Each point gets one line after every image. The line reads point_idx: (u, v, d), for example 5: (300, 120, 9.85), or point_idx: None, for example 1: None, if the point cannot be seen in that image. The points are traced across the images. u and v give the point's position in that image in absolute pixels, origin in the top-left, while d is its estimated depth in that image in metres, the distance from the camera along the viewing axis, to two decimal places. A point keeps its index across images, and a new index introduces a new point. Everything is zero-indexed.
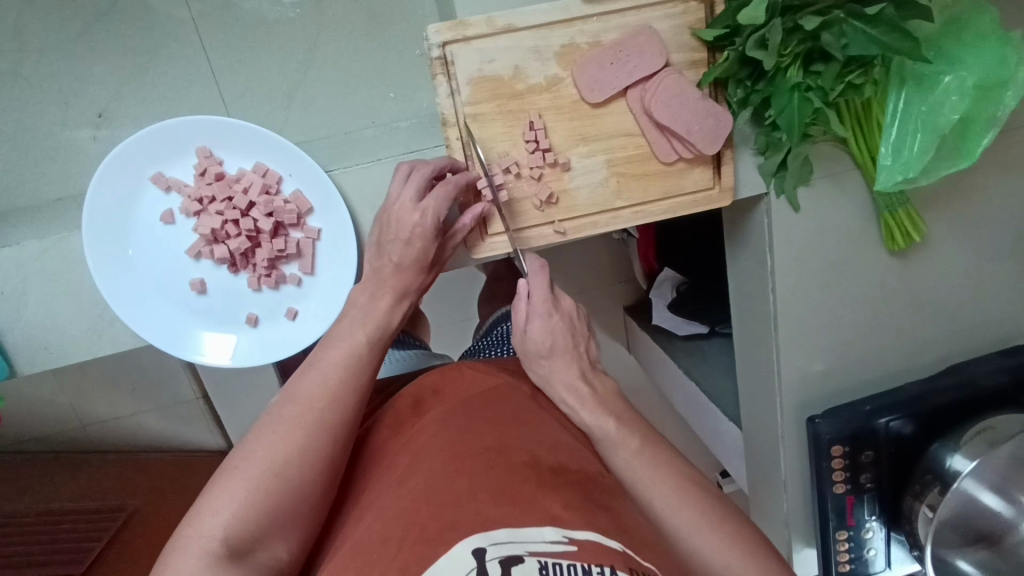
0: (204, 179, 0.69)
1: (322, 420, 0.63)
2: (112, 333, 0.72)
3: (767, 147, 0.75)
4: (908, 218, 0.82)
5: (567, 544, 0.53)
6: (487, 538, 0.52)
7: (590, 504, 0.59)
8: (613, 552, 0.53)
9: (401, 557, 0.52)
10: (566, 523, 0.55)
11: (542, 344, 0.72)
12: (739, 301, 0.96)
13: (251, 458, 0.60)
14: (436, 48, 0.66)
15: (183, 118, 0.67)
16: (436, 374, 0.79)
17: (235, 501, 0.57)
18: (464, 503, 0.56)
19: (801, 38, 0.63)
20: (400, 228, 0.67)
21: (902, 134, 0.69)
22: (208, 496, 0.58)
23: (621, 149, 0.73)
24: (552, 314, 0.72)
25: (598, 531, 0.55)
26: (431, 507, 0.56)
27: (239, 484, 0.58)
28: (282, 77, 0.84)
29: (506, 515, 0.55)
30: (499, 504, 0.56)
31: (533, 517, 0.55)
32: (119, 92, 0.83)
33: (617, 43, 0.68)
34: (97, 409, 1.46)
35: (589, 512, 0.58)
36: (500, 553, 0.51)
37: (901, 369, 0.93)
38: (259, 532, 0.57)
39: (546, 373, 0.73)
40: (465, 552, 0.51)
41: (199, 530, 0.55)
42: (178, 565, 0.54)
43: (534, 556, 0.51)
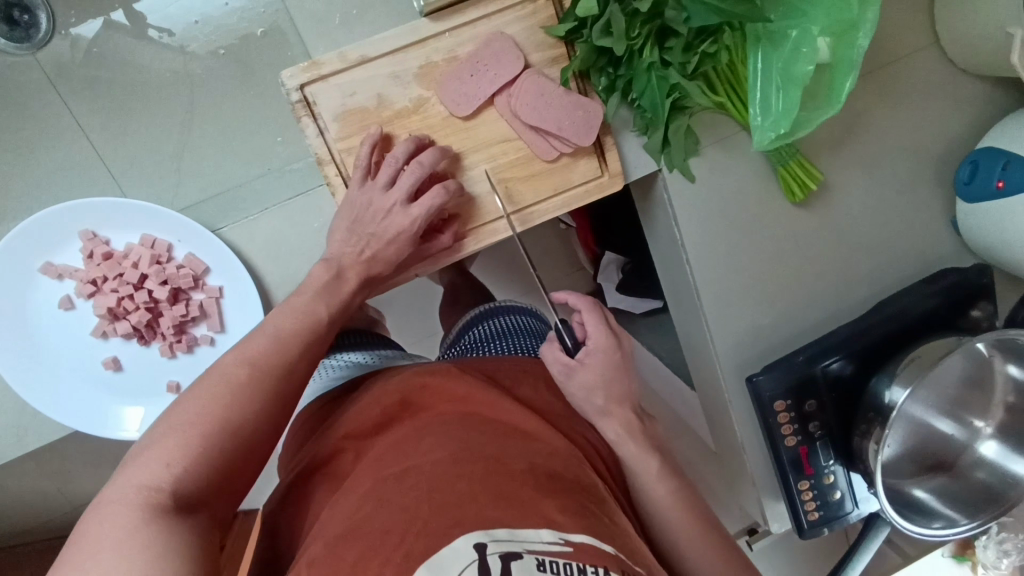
0: (93, 261, 0.69)
1: (267, 383, 0.60)
2: (37, 424, 0.72)
3: (647, 127, 0.76)
4: (802, 168, 0.83)
5: (563, 545, 0.51)
6: (488, 534, 0.50)
7: (586, 511, 0.58)
8: (608, 555, 0.52)
9: (402, 546, 0.49)
10: (563, 526, 0.54)
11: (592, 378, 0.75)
12: (667, 276, 0.97)
13: (195, 414, 0.56)
14: (295, 92, 0.67)
15: (59, 206, 0.67)
16: (423, 373, 0.77)
17: (182, 453, 0.53)
18: (465, 501, 0.54)
19: (644, 19, 0.64)
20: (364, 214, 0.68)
21: (768, 91, 0.70)
22: (147, 450, 0.53)
23: (502, 156, 0.73)
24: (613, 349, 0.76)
25: (594, 535, 0.54)
26: (432, 504, 0.53)
27: (189, 437, 0.54)
28: (167, 141, 0.84)
29: (507, 515, 0.53)
30: (499, 506, 0.54)
31: (531, 519, 0.53)
32: (8, 186, 0.82)
33: (473, 54, 0.69)
34: (83, 490, 1.46)
35: (585, 516, 0.57)
36: (500, 548, 0.49)
37: (834, 313, 0.94)
38: (202, 486, 0.53)
39: (596, 406, 0.76)
40: (467, 545, 0.49)
41: (141, 479, 0.50)
42: (112, 512, 0.47)
43: (531, 553, 0.50)
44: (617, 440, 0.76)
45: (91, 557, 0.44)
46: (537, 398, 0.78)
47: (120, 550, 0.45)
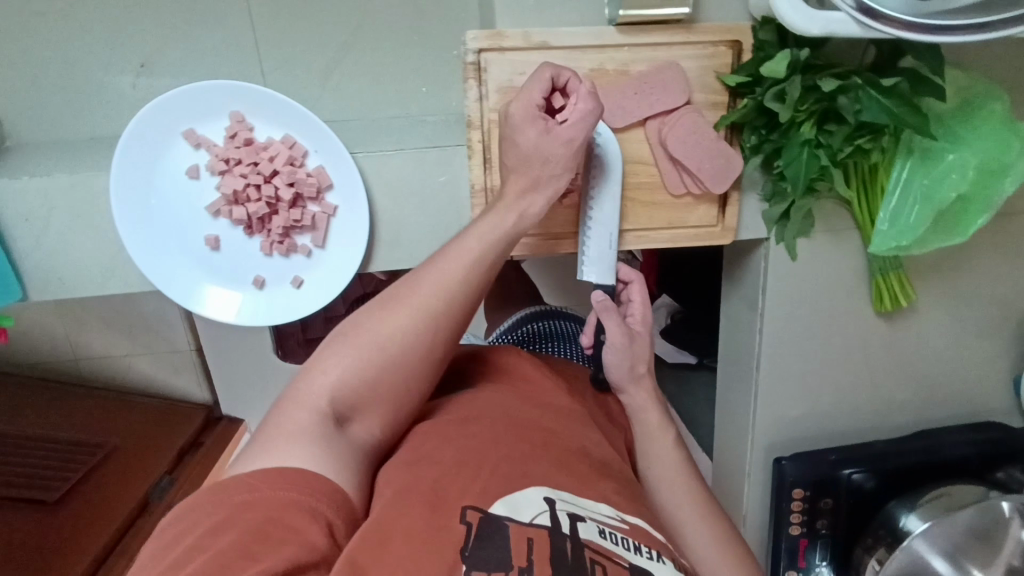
0: (233, 142, 0.72)
1: (421, 306, 0.62)
2: (122, 274, 0.77)
3: (773, 195, 0.78)
4: (898, 283, 0.85)
5: (620, 521, 0.57)
6: (557, 495, 0.56)
7: (634, 497, 0.63)
8: (657, 540, 0.58)
9: (484, 489, 0.55)
10: (619, 506, 0.59)
11: (620, 340, 0.74)
12: (727, 337, 1.00)
13: (363, 330, 0.61)
14: (471, 54, 0.70)
15: (222, 83, 0.70)
16: (487, 350, 0.79)
17: (344, 365, 0.60)
18: (534, 463, 0.59)
19: (817, 97, 0.66)
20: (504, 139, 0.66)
21: (902, 202, 0.72)
22: (329, 358, 0.60)
23: (633, 177, 0.76)
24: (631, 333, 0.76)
25: (643, 518, 0.60)
26: (506, 458, 0.59)
27: (350, 351, 0.60)
28: (323, 55, 0.85)
29: (573, 483, 0.59)
30: (565, 473, 0.59)
31: (592, 493, 0.59)
32: (163, 47, 0.84)
33: (644, 74, 0.71)
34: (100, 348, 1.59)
35: (635, 502, 0.62)
36: (568, 508, 0.55)
37: (873, 426, 0.96)
38: (358, 400, 0.60)
39: (629, 373, 0.76)
40: (537, 496, 0.55)
41: (311, 388, 0.59)
42: (288, 419, 0.56)
43: (596, 521, 0.55)
44: (641, 407, 0.77)
45: (272, 451, 0.54)
46: (587, 396, 0.80)
47: (297, 447, 0.54)
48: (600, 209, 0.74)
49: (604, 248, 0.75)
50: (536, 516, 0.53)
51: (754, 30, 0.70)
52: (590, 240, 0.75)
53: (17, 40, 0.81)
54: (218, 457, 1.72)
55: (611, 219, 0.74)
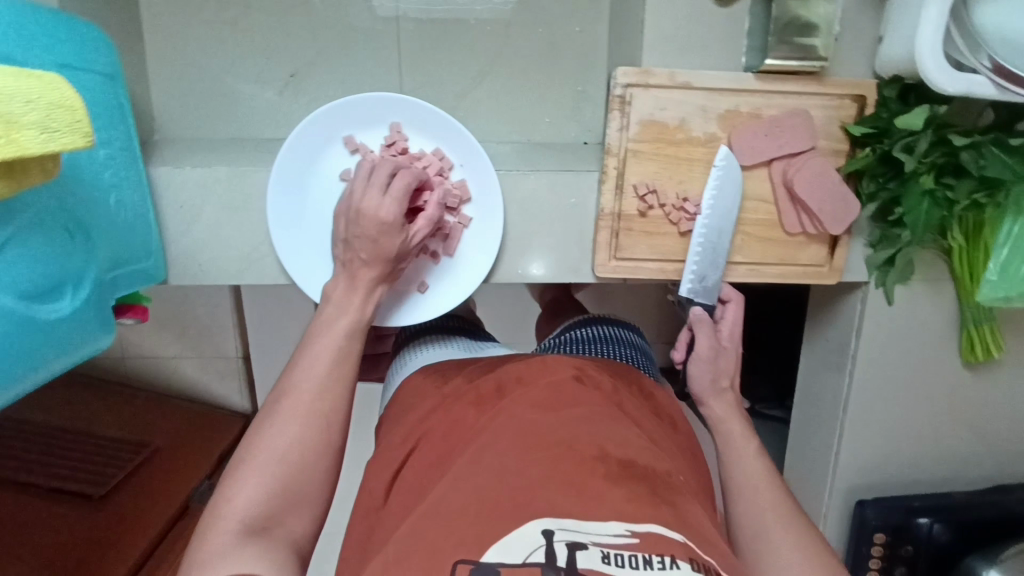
0: (390, 150, 0.76)
1: (322, 404, 0.63)
2: (260, 263, 0.80)
3: (880, 241, 0.83)
4: (993, 336, 0.87)
5: (628, 536, 0.50)
6: (555, 521, 0.50)
7: (657, 499, 0.55)
8: (676, 543, 0.50)
9: (473, 527, 0.51)
10: (631, 515, 0.52)
11: (707, 351, 0.79)
12: (808, 377, 1.03)
13: (295, 436, 0.61)
14: (619, 87, 0.75)
15: (387, 95, 0.75)
16: (520, 363, 0.76)
17: (287, 462, 0.59)
18: (532, 490, 0.54)
19: (943, 151, 0.71)
20: (367, 225, 0.68)
21: (1012, 255, 0.76)
22: (256, 462, 0.59)
23: (753, 213, 0.80)
24: (719, 349, 0.80)
25: (662, 521, 0.52)
26: (505, 488, 0.55)
27: (288, 447, 0.60)
28: (458, 80, 0.91)
29: (572, 503, 0.53)
30: (564, 491, 0.54)
31: (597, 506, 0.52)
32: (312, 61, 0.90)
33: (775, 118, 0.76)
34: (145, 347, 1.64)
35: (654, 505, 0.54)
36: (567, 537, 0.49)
37: (950, 477, 0.98)
38: (289, 502, 0.58)
39: (711, 385, 0.79)
40: (534, 530, 0.50)
41: (234, 507, 0.56)
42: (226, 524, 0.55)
43: (598, 544, 0.49)
44: (721, 419, 0.76)
45: (216, 555, 0.53)
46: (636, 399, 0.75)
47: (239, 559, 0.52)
48: (714, 234, 0.79)
49: (712, 275, 0.81)
50: (527, 553, 0.48)
51: (880, 88, 0.76)
52: (696, 264, 0.80)
53: (183, 48, 0.88)
54: None
55: (724, 247, 0.80)
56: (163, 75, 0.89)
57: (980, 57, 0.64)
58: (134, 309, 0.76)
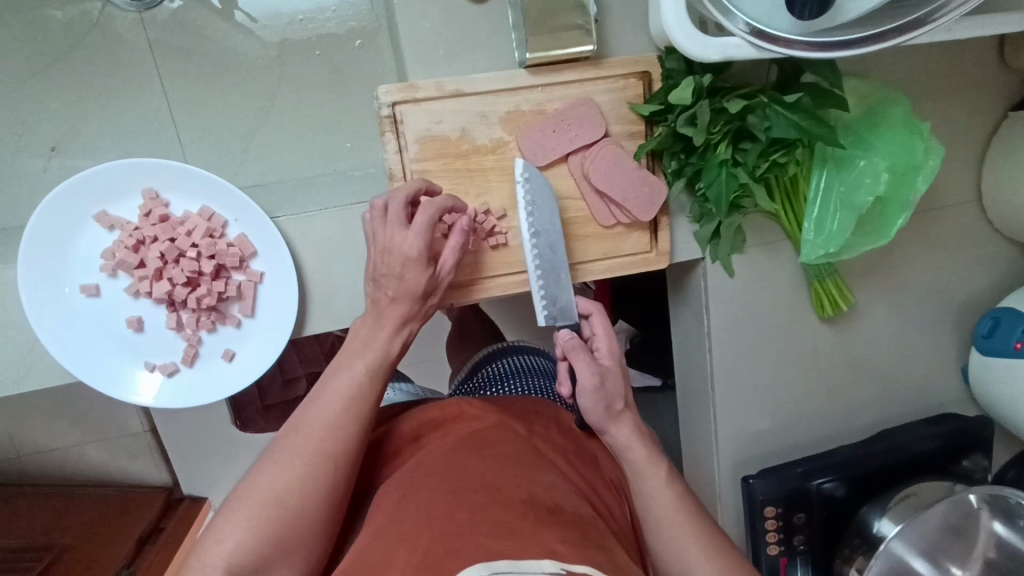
0: (148, 220, 0.70)
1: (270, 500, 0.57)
2: (40, 367, 0.72)
3: (701, 216, 0.79)
4: (836, 288, 0.86)
5: None
6: (488, 566, 0.48)
7: (588, 542, 0.55)
8: None
9: None
10: (564, 557, 0.51)
11: (590, 380, 0.68)
12: (680, 358, 1.00)
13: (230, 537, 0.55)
14: (386, 107, 0.70)
15: (129, 162, 0.68)
16: (436, 409, 0.76)
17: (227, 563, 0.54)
18: (465, 532, 0.53)
19: (727, 118, 0.67)
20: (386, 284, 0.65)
21: (825, 209, 0.74)
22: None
23: (563, 212, 0.76)
24: (602, 367, 0.69)
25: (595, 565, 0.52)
26: (431, 533, 0.54)
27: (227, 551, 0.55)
28: (241, 122, 0.85)
29: (506, 546, 0.51)
30: (498, 535, 0.53)
31: (531, 550, 0.51)
32: (76, 128, 0.83)
33: (560, 112, 0.72)
34: (37, 440, 1.60)
35: (587, 548, 0.54)
36: None
37: (835, 432, 0.97)
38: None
39: (606, 412, 0.69)
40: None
41: None
42: None
43: None
44: (625, 446, 0.69)
45: None
46: (558, 432, 0.76)
47: None
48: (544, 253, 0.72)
49: (563, 295, 0.73)
50: None
51: (661, 60, 0.72)
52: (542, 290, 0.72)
53: None
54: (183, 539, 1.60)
55: (562, 263, 0.73)
56: None
57: (735, 21, 0.59)
58: None
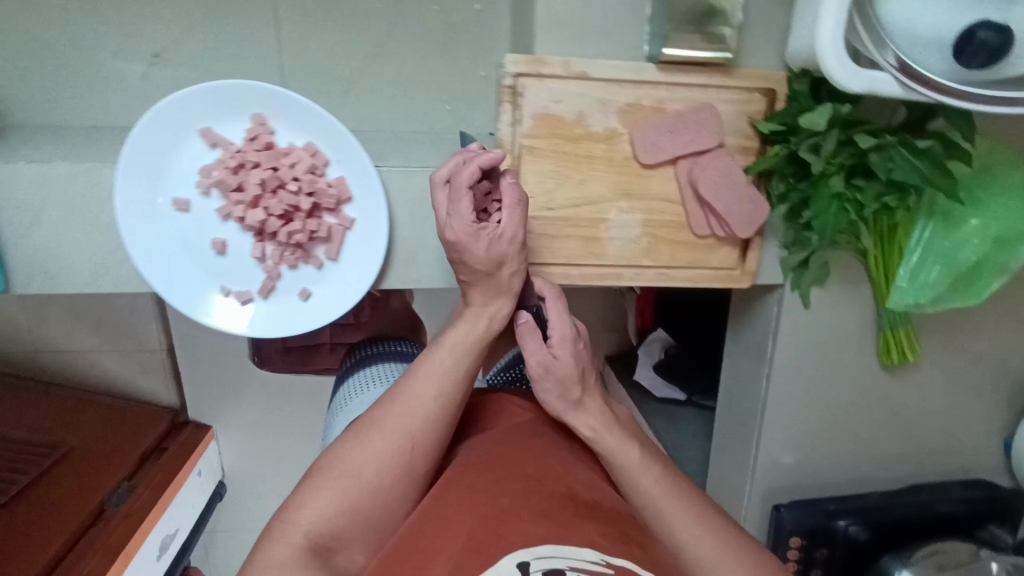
0: (253, 145, 0.69)
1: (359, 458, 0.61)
2: (118, 271, 0.72)
3: (793, 243, 0.79)
4: (907, 339, 0.85)
5: (603, 566, 0.48)
6: (531, 552, 0.48)
7: (626, 537, 0.54)
8: None
9: (445, 559, 0.49)
10: (604, 548, 0.50)
11: (538, 366, 0.69)
12: (728, 378, 0.99)
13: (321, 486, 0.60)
14: (509, 77, 0.68)
15: (247, 84, 0.67)
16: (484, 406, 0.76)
17: (323, 504, 0.59)
18: (505, 517, 0.52)
19: (851, 153, 0.67)
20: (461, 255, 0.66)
21: (923, 260, 0.73)
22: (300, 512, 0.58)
23: (660, 213, 0.75)
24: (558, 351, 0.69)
25: (634, 560, 0.50)
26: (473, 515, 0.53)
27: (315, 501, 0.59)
28: (346, 65, 0.83)
29: (548, 530, 0.51)
30: (538, 521, 0.52)
31: (573, 537, 0.51)
32: (181, 40, 0.81)
33: (680, 113, 0.71)
34: (59, 340, 1.60)
35: (626, 543, 0.52)
36: (542, 565, 0.47)
37: (866, 478, 0.97)
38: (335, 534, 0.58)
39: (563, 399, 0.69)
40: (509, 563, 0.47)
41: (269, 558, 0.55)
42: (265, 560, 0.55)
43: (574, 570, 0.47)
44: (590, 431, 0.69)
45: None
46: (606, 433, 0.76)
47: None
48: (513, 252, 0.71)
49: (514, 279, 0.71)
50: None
51: (790, 80, 0.71)
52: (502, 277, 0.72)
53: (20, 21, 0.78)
54: (183, 463, 1.57)
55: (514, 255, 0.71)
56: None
57: (885, 54, 0.59)
58: None
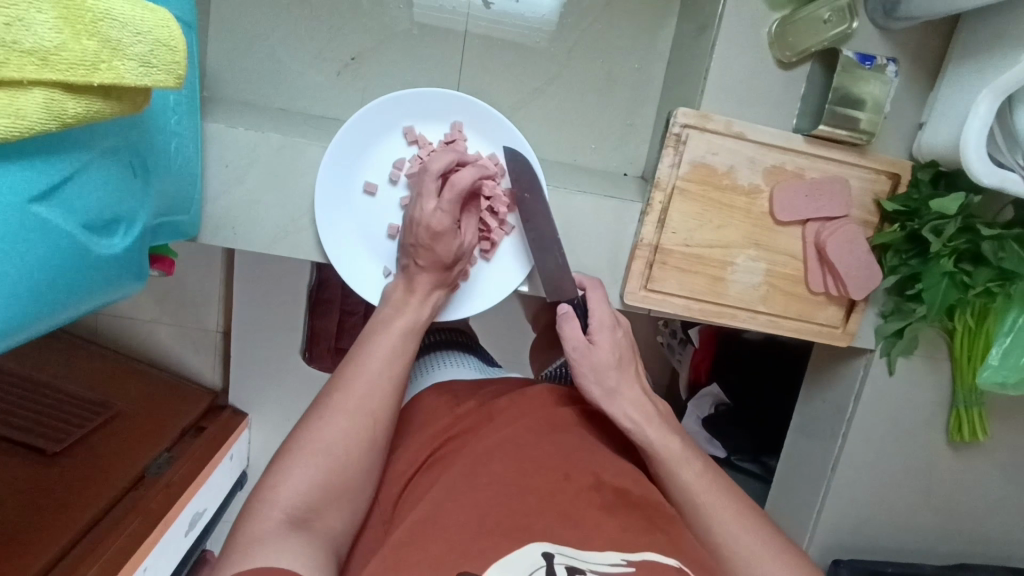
0: (448, 148, 0.78)
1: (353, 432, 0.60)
2: (296, 237, 0.80)
3: (892, 312, 0.88)
4: (978, 418, 0.92)
5: (625, 565, 0.50)
6: (556, 546, 0.51)
7: (653, 527, 0.57)
8: (670, 570, 0.52)
9: (474, 542, 0.51)
10: (626, 544, 0.53)
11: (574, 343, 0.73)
12: (798, 433, 1.06)
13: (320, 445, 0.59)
14: (677, 126, 0.78)
15: (456, 96, 0.77)
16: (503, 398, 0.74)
17: (307, 477, 0.57)
18: (531, 513, 0.54)
19: (967, 238, 0.76)
20: (422, 234, 0.71)
21: (1014, 344, 0.81)
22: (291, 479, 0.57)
23: (782, 266, 0.84)
24: (601, 333, 0.75)
25: (657, 551, 0.54)
26: (501, 506, 0.55)
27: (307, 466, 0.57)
28: (513, 94, 0.95)
29: (570, 532, 0.53)
30: (564, 522, 0.54)
31: (595, 539, 0.53)
32: (376, 50, 0.92)
33: (818, 181, 0.80)
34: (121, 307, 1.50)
35: (649, 533, 0.56)
36: (566, 561, 0.49)
37: (917, 550, 1.02)
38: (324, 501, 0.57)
39: (610, 387, 0.72)
40: (534, 552, 0.50)
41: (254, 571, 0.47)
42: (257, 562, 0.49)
43: (596, 573, 0.49)
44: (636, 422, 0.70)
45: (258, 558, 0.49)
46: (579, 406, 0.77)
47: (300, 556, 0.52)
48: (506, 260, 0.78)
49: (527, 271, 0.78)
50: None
51: (915, 169, 0.81)
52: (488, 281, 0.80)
53: (249, 14, 0.90)
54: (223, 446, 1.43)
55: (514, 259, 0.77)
56: (225, 33, 0.89)
57: (1016, 156, 0.70)
58: (163, 262, 0.75)
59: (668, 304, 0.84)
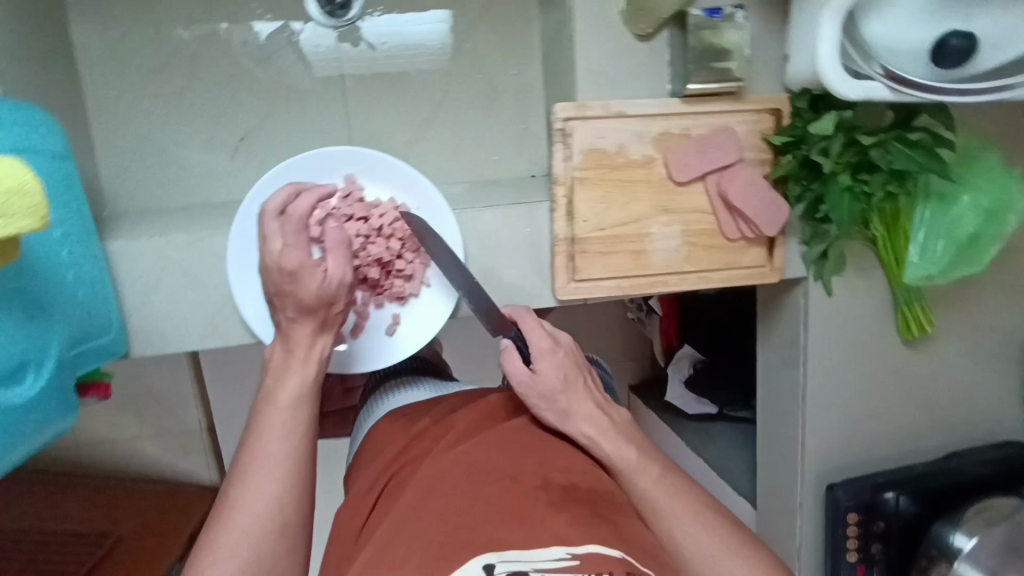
0: (347, 200, 0.79)
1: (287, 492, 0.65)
2: (225, 325, 0.80)
3: (811, 238, 0.90)
4: (923, 312, 0.95)
5: (568, 560, 0.55)
6: (498, 555, 0.56)
7: (597, 518, 0.61)
8: (614, 561, 0.55)
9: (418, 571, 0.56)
10: (570, 540, 0.57)
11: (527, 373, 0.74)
12: (766, 372, 1.08)
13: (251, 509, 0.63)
14: (559, 121, 0.80)
15: (341, 149, 0.79)
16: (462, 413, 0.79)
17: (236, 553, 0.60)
18: (476, 525, 0.59)
19: (854, 152, 0.79)
20: (281, 274, 0.70)
21: (928, 237, 0.84)
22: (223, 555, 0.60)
23: (696, 223, 0.86)
24: (554, 351, 0.76)
25: (602, 542, 0.57)
26: (448, 525, 0.60)
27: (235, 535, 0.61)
28: (405, 129, 0.96)
29: (514, 535, 0.57)
30: (509, 525, 0.58)
31: (538, 538, 0.57)
32: (262, 124, 0.93)
33: (704, 137, 0.83)
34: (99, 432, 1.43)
35: (595, 525, 0.59)
36: (510, 567, 0.55)
37: (905, 452, 1.05)
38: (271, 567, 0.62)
39: (568, 402, 0.74)
40: (477, 566, 0.55)
41: None
42: None
43: (538, 572, 0.54)
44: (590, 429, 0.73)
45: None
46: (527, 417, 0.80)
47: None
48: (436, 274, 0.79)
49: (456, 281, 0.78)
50: None
51: (792, 100, 0.84)
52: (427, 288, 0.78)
53: (129, 120, 0.90)
54: None
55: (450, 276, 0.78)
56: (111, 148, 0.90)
57: (873, 66, 0.72)
58: (98, 387, 0.75)
59: (601, 291, 0.86)
